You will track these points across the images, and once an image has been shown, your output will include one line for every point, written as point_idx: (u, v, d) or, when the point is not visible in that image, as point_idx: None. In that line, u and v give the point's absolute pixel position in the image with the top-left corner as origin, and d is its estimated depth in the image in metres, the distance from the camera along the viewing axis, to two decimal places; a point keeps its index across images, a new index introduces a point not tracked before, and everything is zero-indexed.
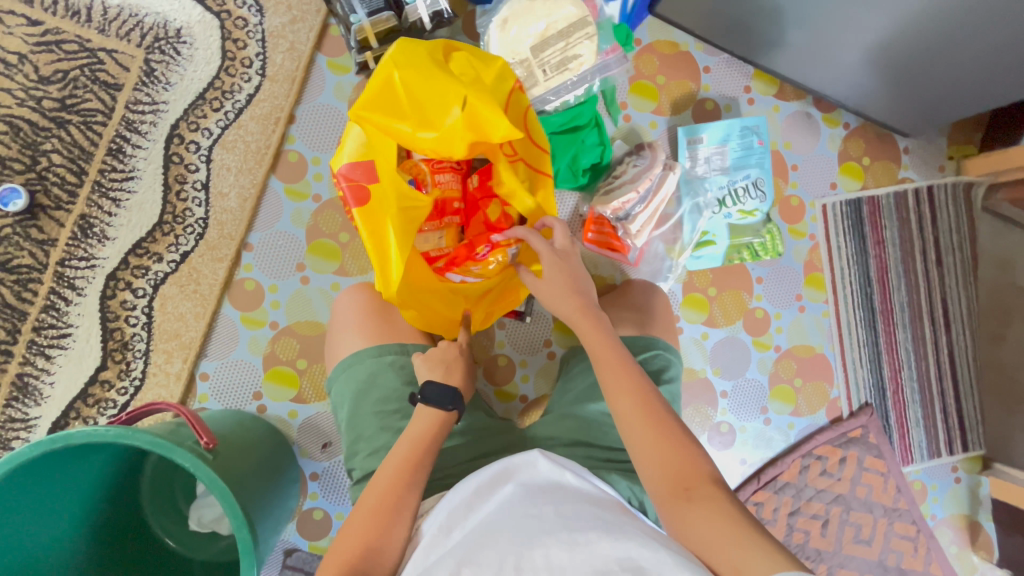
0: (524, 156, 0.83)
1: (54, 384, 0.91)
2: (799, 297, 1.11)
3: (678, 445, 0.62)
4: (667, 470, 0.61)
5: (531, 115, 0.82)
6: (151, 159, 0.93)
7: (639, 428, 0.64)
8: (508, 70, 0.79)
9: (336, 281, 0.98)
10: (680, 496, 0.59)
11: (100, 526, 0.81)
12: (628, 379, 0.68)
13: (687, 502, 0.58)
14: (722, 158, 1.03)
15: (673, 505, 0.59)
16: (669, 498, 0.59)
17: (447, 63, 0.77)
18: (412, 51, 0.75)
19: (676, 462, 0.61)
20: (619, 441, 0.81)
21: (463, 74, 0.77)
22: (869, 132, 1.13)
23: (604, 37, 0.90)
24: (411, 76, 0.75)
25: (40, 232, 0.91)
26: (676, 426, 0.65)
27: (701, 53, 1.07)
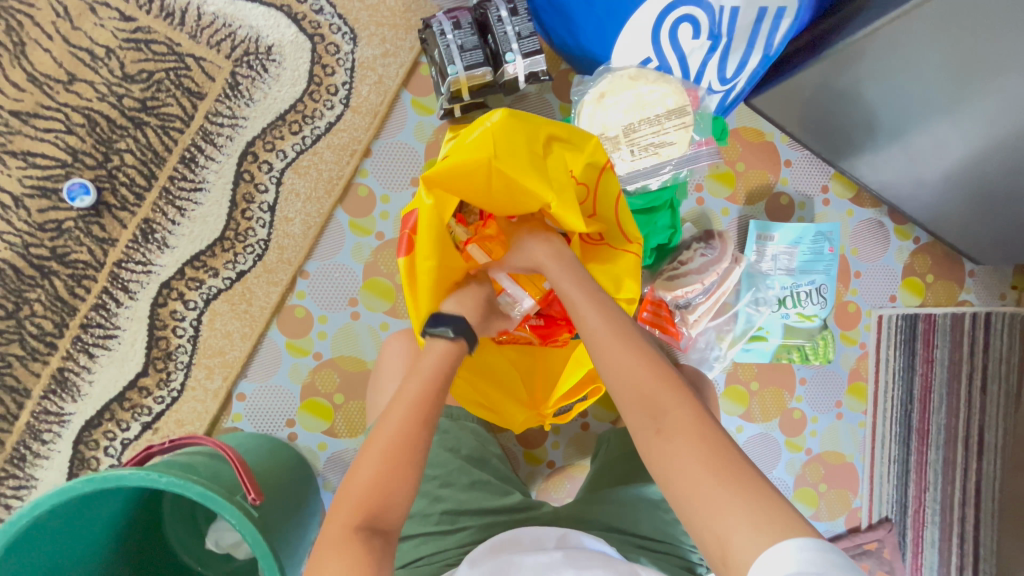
0: (608, 238, 0.82)
1: (92, 383, 0.91)
2: (839, 404, 1.09)
3: (651, 368, 0.59)
4: (635, 393, 0.58)
5: (622, 202, 0.81)
6: (222, 173, 0.92)
7: (613, 356, 0.61)
8: (600, 153, 0.78)
9: (385, 321, 0.97)
10: (649, 428, 0.56)
11: (122, 550, 0.81)
12: (601, 308, 0.65)
13: (657, 435, 0.55)
14: (789, 259, 1.01)
15: (645, 438, 0.56)
16: (641, 431, 0.57)
17: (542, 151, 0.75)
18: (511, 133, 0.73)
19: (647, 385, 0.58)
20: (653, 529, 0.80)
21: (555, 166, 0.76)
22: (937, 249, 1.11)
23: (700, 128, 0.88)
24: (503, 162, 0.73)
25: (102, 230, 0.90)
26: (655, 355, 0.61)
27: (785, 146, 1.05)
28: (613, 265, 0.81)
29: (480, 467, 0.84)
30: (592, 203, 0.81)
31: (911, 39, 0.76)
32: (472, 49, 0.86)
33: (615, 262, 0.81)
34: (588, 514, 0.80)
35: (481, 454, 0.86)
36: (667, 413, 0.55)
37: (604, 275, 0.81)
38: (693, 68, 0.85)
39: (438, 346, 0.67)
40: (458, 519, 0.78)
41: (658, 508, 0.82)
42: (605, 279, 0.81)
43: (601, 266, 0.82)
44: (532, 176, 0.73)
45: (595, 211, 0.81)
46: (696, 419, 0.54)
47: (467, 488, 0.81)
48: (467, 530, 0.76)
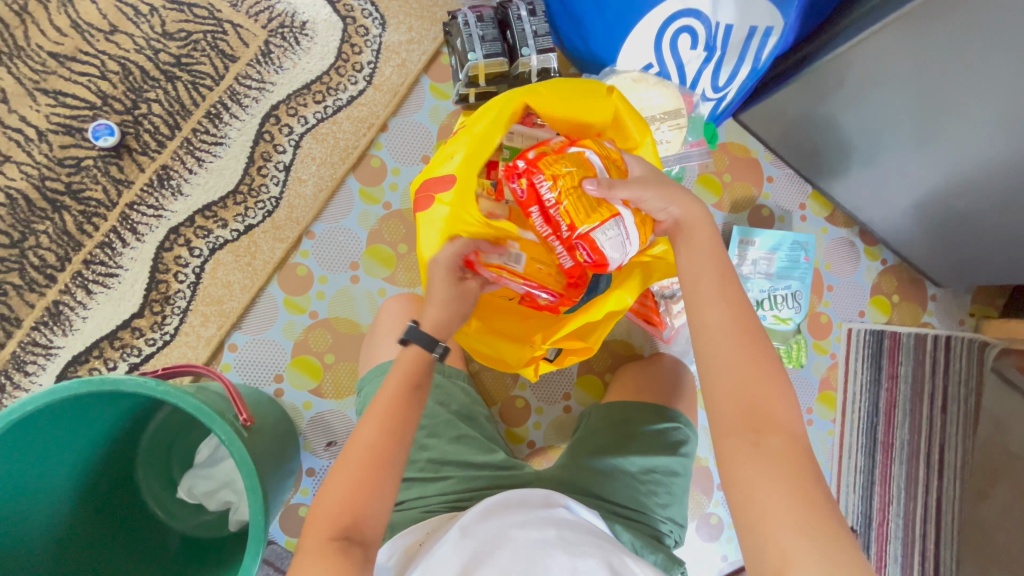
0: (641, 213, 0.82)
1: (86, 319, 0.91)
2: (810, 411, 1.14)
3: (756, 369, 0.59)
4: (735, 394, 0.58)
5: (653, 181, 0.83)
6: (244, 131, 0.97)
7: (709, 338, 0.62)
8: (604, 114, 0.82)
9: (383, 287, 1.00)
10: (748, 439, 0.56)
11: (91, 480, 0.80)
12: (725, 294, 0.63)
13: (753, 447, 0.56)
14: (768, 264, 1.07)
15: (740, 441, 0.57)
16: (738, 436, 0.57)
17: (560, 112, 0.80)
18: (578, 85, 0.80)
19: (752, 393, 0.58)
20: (630, 498, 0.82)
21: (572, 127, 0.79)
22: (903, 273, 1.19)
23: (693, 130, 0.97)
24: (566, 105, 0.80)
25: (120, 172, 0.93)
26: (764, 351, 0.60)
27: (768, 164, 1.14)
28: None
29: (468, 423, 0.86)
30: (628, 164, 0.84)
31: (872, 78, 0.85)
32: (492, 41, 0.94)
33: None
34: (567, 479, 0.83)
35: (469, 412, 0.88)
36: (772, 430, 0.56)
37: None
38: (689, 76, 0.93)
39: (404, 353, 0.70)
40: (443, 469, 0.80)
41: (634, 478, 0.83)
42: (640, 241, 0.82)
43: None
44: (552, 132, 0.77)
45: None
46: (765, 434, 0.56)
47: (452, 441, 0.83)
48: (450, 480, 0.79)
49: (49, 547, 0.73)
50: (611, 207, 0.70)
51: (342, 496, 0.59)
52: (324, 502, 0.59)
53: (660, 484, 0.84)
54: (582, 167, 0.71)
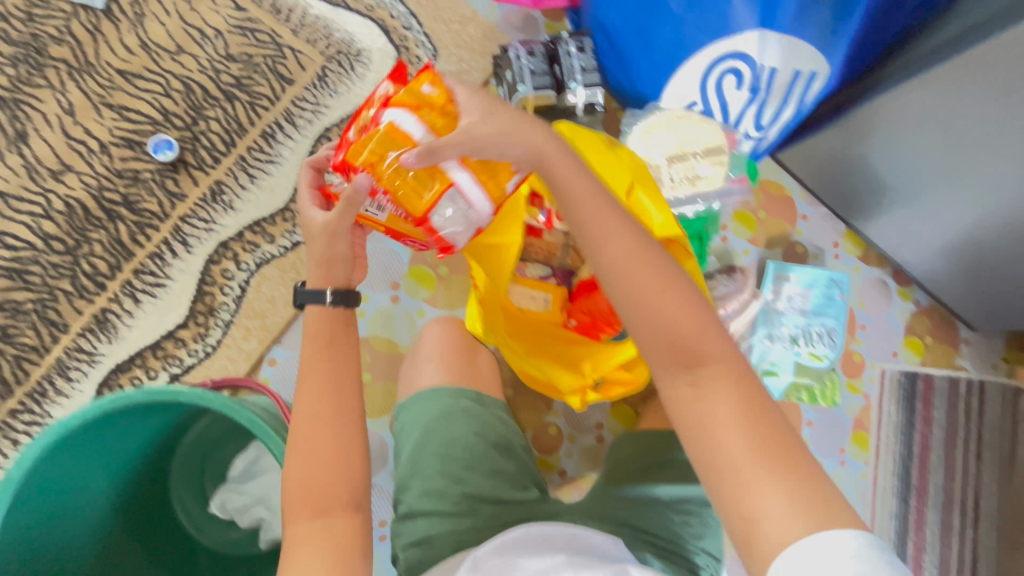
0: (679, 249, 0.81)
1: (131, 328, 0.92)
2: (842, 450, 1.12)
3: (689, 315, 0.59)
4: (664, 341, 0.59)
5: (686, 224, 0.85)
6: (297, 151, 0.99)
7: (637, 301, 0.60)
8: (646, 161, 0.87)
9: (422, 307, 1.01)
10: (681, 380, 0.59)
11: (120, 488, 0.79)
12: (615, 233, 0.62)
13: (693, 388, 0.58)
14: (803, 301, 1.08)
15: (677, 386, 0.59)
16: (673, 378, 0.59)
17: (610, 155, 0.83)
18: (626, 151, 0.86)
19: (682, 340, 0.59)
20: (661, 526, 0.80)
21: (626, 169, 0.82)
22: (936, 314, 1.19)
23: (735, 166, 0.98)
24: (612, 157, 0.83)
25: (175, 185, 0.95)
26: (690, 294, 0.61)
27: (803, 202, 1.16)
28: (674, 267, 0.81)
29: (504, 454, 0.84)
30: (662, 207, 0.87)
31: (904, 124, 0.88)
32: (542, 74, 0.97)
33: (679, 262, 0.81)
34: (602, 510, 0.81)
35: (506, 441, 0.85)
36: (704, 364, 0.58)
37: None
38: (733, 114, 0.96)
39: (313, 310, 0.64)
40: (476, 506, 0.77)
41: (666, 507, 0.82)
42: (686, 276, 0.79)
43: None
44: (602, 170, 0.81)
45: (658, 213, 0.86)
46: (718, 387, 0.57)
47: (485, 475, 0.81)
48: (482, 515, 0.76)
49: (81, 556, 0.75)
50: (447, 174, 0.62)
51: None
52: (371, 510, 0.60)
53: (693, 513, 0.82)
54: (393, 135, 0.60)
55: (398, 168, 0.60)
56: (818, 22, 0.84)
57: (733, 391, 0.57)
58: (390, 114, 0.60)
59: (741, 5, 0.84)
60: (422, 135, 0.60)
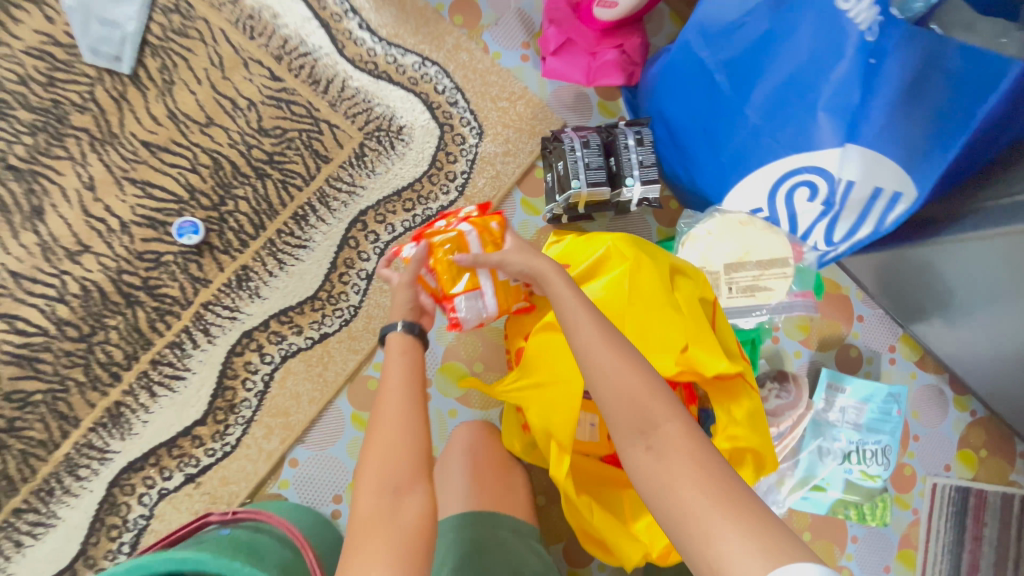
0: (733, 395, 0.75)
1: (146, 424, 0.87)
2: (887, 569, 1.06)
3: (646, 379, 0.56)
4: (620, 404, 0.56)
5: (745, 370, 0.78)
6: (329, 235, 0.93)
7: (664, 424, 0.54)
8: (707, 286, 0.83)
9: (455, 407, 0.95)
10: (638, 444, 0.54)
11: None
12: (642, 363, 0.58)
13: (646, 450, 0.53)
14: (858, 414, 1.01)
15: (636, 454, 0.54)
16: (629, 446, 0.55)
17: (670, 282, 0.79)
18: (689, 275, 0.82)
19: (642, 400, 0.55)
20: None
21: (686, 301, 0.78)
22: (992, 425, 1.12)
23: (800, 280, 0.92)
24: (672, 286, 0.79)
25: (199, 270, 0.89)
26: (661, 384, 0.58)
27: (860, 301, 1.10)
28: (738, 407, 0.74)
29: None
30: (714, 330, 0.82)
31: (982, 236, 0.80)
32: (597, 169, 0.91)
33: (744, 400, 0.74)
34: None
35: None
36: (658, 428, 0.54)
37: (714, 399, 0.75)
38: (802, 226, 0.89)
39: (394, 336, 0.61)
40: None
41: None
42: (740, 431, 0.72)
43: (718, 400, 0.75)
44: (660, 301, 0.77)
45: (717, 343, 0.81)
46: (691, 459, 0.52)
47: None
48: None
49: None
50: (476, 279, 0.72)
51: None
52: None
53: None
54: (459, 241, 0.71)
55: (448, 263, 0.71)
56: (909, 137, 0.73)
57: (701, 459, 0.52)
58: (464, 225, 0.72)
59: (825, 121, 0.77)
60: (476, 247, 0.71)
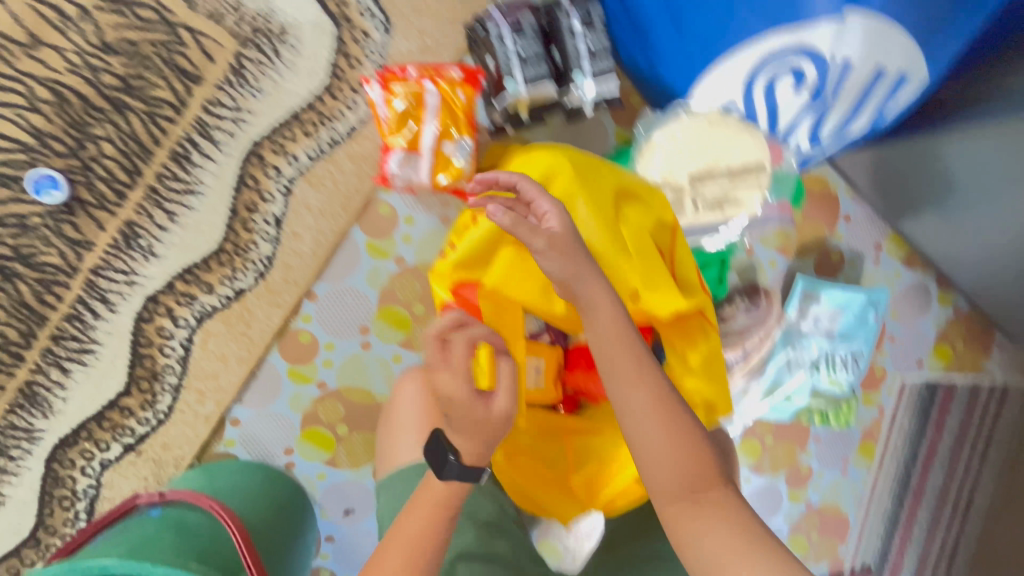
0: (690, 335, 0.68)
1: (66, 400, 0.81)
2: (846, 461, 1.09)
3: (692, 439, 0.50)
4: (662, 467, 0.49)
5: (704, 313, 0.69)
6: (221, 176, 0.78)
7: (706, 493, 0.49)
8: (666, 209, 0.72)
9: (398, 352, 0.88)
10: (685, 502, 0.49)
11: None
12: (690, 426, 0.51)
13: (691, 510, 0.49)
14: (831, 322, 0.95)
15: (677, 506, 0.49)
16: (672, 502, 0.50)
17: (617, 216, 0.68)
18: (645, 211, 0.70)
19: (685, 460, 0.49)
20: None
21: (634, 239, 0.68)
22: (974, 317, 1.07)
23: (777, 188, 0.78)
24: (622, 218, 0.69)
25: (76, 231, 0.77)
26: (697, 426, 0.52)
27: (848, 199, 0.97)
28: (694, 349, 0.67)
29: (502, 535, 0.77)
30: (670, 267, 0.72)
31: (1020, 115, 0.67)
32: (536, 61, 0.73)
33: (700, 341, 0.68)
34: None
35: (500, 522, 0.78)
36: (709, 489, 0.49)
37: (669, 340, 0.68)
38: (783, 123, 0.74)
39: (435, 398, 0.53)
40: None
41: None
42: (698, 375, 0.66)
43: (673, 342, 0.68)
44: (607, 245, 0.67)
45: (677, 272, 0.71)
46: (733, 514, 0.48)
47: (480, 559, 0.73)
48: None
49: None
50: (419, 139, 0.71)
51: None
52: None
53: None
54: (421, 95, 0.70)
55: (401, 117, 0.71)
56: None
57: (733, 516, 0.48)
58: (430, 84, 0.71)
59: None
60: (433, 110, 0.70)
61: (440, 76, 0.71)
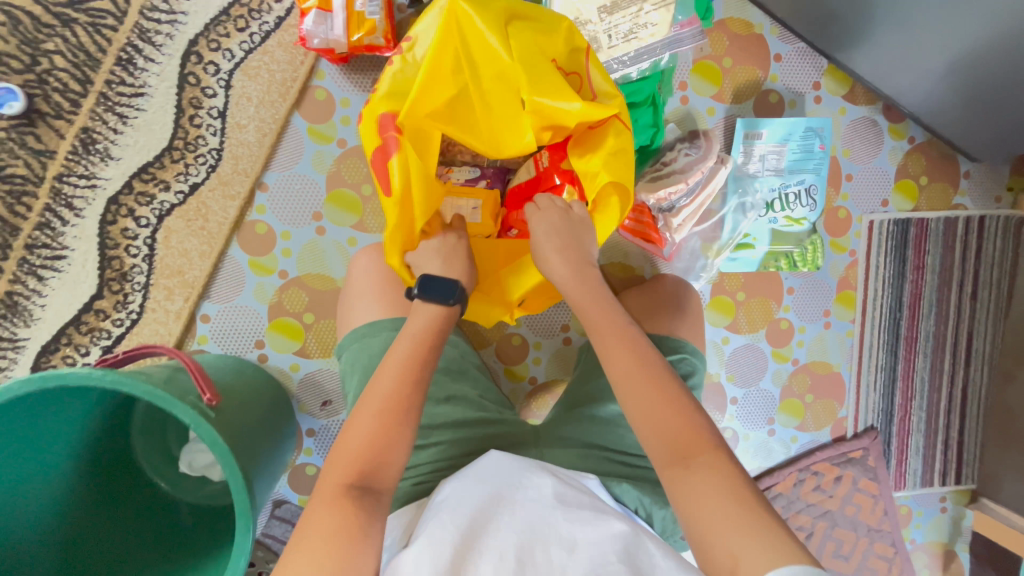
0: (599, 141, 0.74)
1: (45, 307, 0.86)
2: (827, 313, 1.07)
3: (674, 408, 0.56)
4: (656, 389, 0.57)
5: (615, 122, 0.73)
6: (164, 76, 0.84)
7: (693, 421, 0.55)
8: (577, 33, 0.72)
9: (352, 236, 0.92)
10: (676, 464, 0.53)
11: (84, 475, 0.73)
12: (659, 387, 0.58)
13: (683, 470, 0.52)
14: (778, 159, 0.97)
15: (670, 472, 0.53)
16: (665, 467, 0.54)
17: (522, 40, 0.69)
18: (551, 37, 0.71)
19: (676, 433, 0.55)
20: (634, 445, 0.78)
21: (539, 59, 0.69)
22: (933, 149, 1.06)
23: (682, 7, 0.81)
24: (527, 42, 0.69)
25: (38, 141, 0.83)
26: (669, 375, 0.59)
27: (775, 39, 0.99)
28: (603, 148, 0.73)
29: (458, 379, 0.82)
30: (584, 87, 0.74)
31: None
32: None
33: (610, 140, 0.73)
34: (563, 434, 0.79)
35: (460, 366, 0.83)
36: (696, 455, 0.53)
37: (585, 151, 0.76)
38: None
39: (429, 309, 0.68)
40: (432, 433, 0.75)
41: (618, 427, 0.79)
42: (604, 164, 0.72)
43: (586, 147, 0.76)
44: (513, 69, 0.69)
45: (592, 92, 0.73)
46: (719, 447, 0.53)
47: (441, 402, 0.78)
48: (437, 446, 0.74)
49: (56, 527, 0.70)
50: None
51: (336, 467, 0.56)
52: (330, 468, 0.56)
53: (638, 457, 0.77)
54: None
55: None
56: None
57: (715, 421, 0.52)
58: None
59: None
60: None
61: None
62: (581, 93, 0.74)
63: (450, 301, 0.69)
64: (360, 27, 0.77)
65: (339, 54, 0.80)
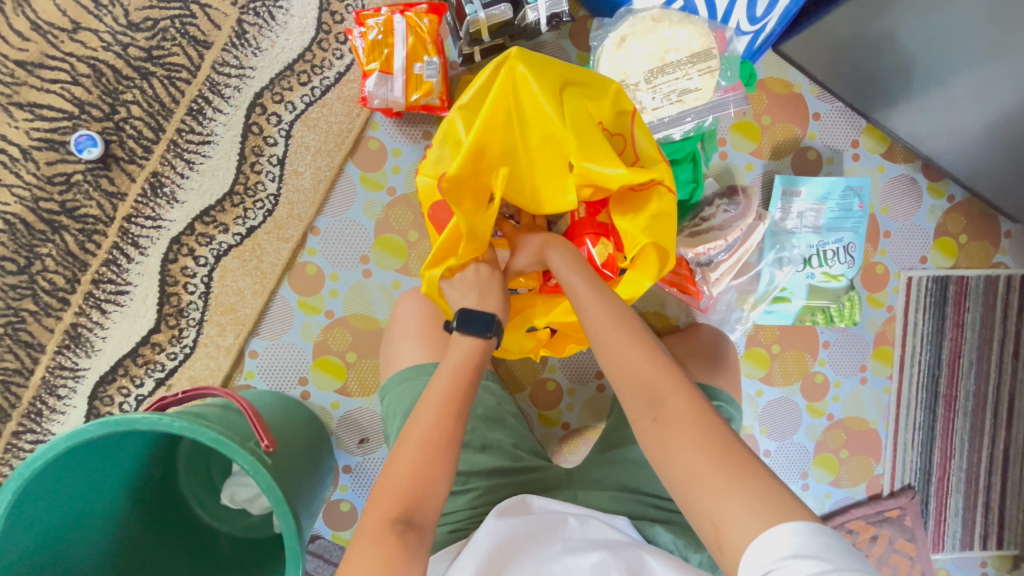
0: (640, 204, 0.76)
1: (106, 339, 0.90)
2: (863, 368, 1.06)
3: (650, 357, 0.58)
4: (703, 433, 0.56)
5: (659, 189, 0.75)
6: (230, 125, 0.90)
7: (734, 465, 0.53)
8: (625, 97, 0.75)
9: (397, 279, 0.95)
10: (645, 416, 0.55)
11: (134, 509, 0.75)
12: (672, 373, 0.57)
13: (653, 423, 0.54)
14: (816, 217, 0.99)
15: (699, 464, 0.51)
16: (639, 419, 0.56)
17: (573, 107, 0.72)
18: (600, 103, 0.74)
19: (643, 371, 0.57)
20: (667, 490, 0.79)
21: (587, 125, 0.73)
22: (973, 208, 1.06)
23: (727, 72, 0.85)
24: (577, 109, 0.73)
25: (111, 184, 0.88)
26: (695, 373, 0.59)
27: (814, 98, 1.01)
28: (646, 211, 0.75)
29: (495, 426, 0.83)
30: (628, 150, 0.77)
31: None
32: None
33: (652, 204, 0.75)
34: (599, 475, 0.80)
35: (497, 415, 0.84)
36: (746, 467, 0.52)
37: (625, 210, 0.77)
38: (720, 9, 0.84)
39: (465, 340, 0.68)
40: (470, 479, 0.78)
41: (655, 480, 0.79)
42: (642, 223, 0.74)
43: (626, 207, 0.77)
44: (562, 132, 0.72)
45: (635, 156, 0.76)
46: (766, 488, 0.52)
47: (477, 450, 0.80)
48: (474, 492, 0.77)
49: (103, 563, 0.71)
50: (392, 63, 0.81)
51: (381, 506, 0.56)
52: (376, 495, 0.56)
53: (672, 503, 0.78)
54: (392, 28, 0.81)
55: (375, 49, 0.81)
56: None
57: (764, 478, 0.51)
58: (398, 19, 0.81)
59: None
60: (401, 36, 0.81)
61: (408, 9, 0.82)
62: (625, 153, 0.77)
63: (488, 333, 0.68)
64: (421, 89, 0.82)
65: (395, 111, 0.84)
